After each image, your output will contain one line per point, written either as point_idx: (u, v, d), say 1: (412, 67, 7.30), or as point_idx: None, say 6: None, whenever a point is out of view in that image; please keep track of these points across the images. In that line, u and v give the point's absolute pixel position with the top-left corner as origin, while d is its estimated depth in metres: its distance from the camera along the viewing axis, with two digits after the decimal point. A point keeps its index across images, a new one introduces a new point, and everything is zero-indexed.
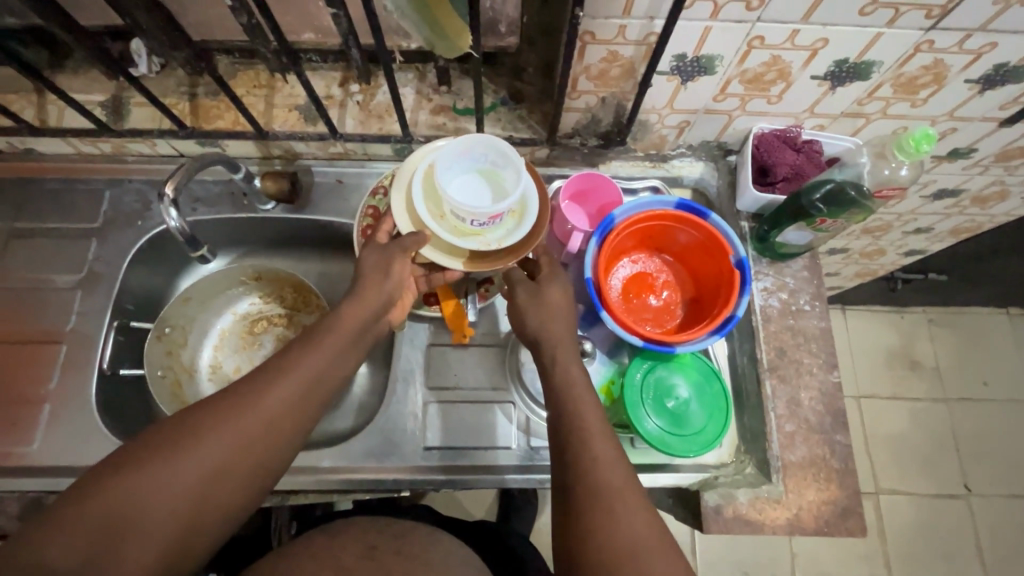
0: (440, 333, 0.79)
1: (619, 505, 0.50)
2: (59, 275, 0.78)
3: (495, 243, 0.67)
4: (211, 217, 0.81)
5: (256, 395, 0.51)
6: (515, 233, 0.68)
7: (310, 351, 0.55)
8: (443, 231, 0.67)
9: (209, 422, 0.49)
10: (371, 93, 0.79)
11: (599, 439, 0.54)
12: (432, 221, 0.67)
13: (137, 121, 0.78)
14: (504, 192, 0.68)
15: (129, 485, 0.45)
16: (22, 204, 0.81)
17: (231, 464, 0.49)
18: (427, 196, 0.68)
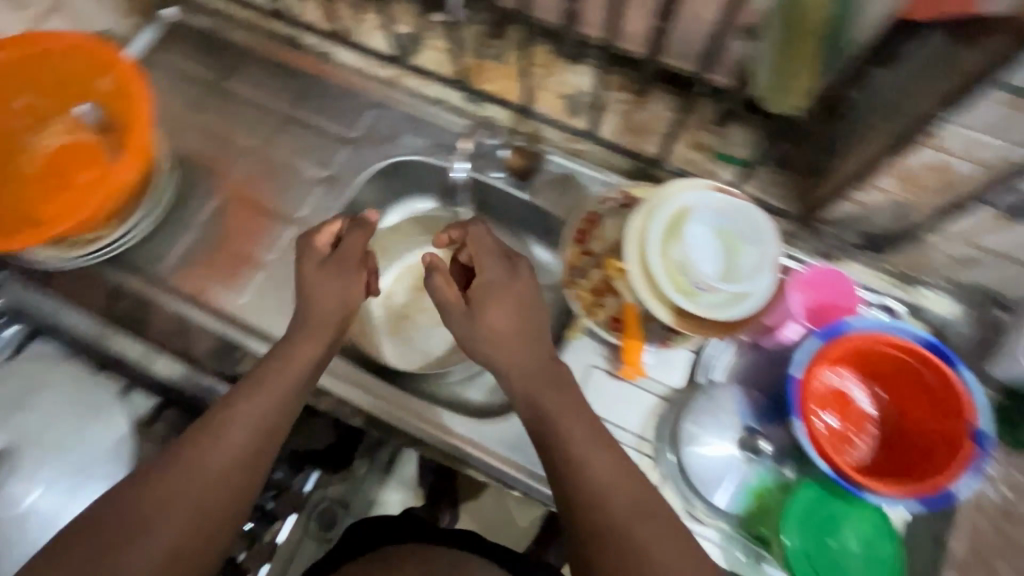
0: (608, 359, 0.75)
1: (636, 544, 0.54)
2: (309, 167, 0.87)
3: (702, 307, 0.64)
4: (448, 165, 0.86)
5: (198, 465, 0.56)
6: (725, 309, 0.64)
7: (246, 404, 0.59)
8: (660, 270, 0.64)
9: (161, 491, 0.54)
10: (638, 107, 0.78)
11: (622, 497, 0.57)
12: (655, 254, 0.64)
13: (425, 61, 0.85)
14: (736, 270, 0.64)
15: (100, 564, 0.50)
16: (303, 95, 0.91)
17: (189, 518, 0.54)
18: (664, 228, 0.65)
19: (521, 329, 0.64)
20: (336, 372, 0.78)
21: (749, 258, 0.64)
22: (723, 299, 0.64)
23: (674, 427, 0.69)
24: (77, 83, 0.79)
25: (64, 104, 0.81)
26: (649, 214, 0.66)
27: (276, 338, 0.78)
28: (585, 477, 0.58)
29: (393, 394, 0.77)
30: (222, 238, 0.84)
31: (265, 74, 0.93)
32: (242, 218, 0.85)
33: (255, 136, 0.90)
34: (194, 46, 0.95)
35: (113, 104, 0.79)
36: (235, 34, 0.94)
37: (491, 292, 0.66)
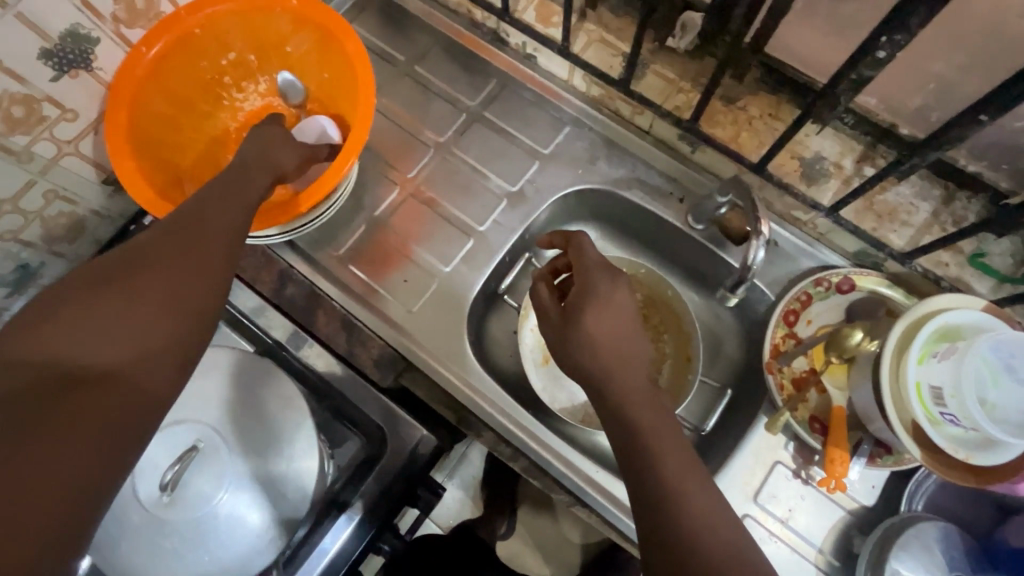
0: (797, 457, 0.69)
1: (713, 550, 0.43)
2: (494, 177, 0.82)
3: (944, 440, 0.57)
4: (641, 203, 0.80)
5: (174, 228, 0.52)
6: (970, 453, 0.56)
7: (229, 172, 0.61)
8: (906, 382, 0.58)
9: (181, 244, 0.51)
10: (884, 187, 0.69)
11: (702, 499, 0.46)
12: (905, 363, 0.58)
13: (645, 88, 0.76)
14: (1007, 417, 0.54)
15: (110, 296, 0.45)
16: (496, 98, 0.85)
17: (189, 277, 0.49)
18: (929, 342, 0.58)
19: (622, 344, 0.56)
20: (498, 408, 0.73)
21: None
22: (970, 441, 0.56)
23: (872, 558, 0.62)
24: (286, 45, 0.76)
25: (269, 64, 0.78)
26: (912, 323, 0.60)
27: (442, 358, 0.74)
28: (677, 513, 0.45)
29: (555, 442, 0.72)
30: (397, 238, 0.80)
31: (458, 66, 0.87)
32: (416, 219, 0.80)
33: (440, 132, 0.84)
34: (385, 22, 0.89)
35: (322, 72, 0.76)
36: (432, 17, 0.88)
37: (594, 291, 0.59)
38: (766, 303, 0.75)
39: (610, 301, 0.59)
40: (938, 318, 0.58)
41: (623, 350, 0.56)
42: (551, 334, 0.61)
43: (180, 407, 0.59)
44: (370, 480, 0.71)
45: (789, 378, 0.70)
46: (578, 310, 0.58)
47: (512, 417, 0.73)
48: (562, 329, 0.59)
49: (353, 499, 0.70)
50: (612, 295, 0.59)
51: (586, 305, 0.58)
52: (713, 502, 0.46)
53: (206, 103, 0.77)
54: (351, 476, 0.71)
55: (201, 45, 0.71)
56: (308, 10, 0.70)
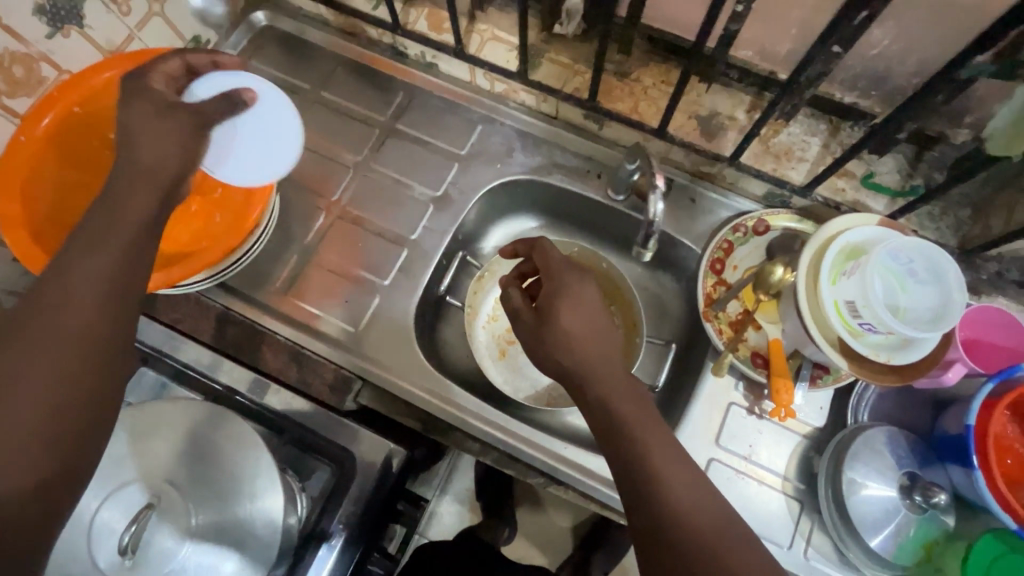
0: (747, 395, 0.72)
1: (684, 534, 0.47)
2: (417, 185, 0.83)
3: (866, 349, 0.60)
4: (563, 186, 0.82)
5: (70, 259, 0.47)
6: (895, 356, 0.60)
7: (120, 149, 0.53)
8: (826, 305, 0.61)
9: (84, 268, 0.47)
10: (776, 130, 0.74)
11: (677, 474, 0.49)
12: (823, 287, 0.62)
13: (544, 76, 0.79)
14: (909, 313, 0.60)
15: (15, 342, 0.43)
16: (407, 110, 0.87)
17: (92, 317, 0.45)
18: (836, 264, 0.62)
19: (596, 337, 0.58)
20: (461, 408, 0.74)
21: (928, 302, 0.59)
22: (892, 345, 0.60)
23: (829, 472, 0.66)
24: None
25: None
26: (819, 250, 0.64)
27: (399, 371, 0.74)
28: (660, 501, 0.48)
29: (521, 427, 0.73)
30: (331, 261, 0.80)
31: (363, 86, 0.88)
32: (349, 240, 0.80)
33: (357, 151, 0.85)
34: (283, 53, 0.90)
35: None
36: (331, 43, 0.89)
37: (563, 289, 0.61)
38: (695, 257, 0.79)
39: (580, 295, 0.61)
40: (837, 241, 0.63)
41: (593, 341, 0.58)
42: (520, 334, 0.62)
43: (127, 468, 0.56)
44: (346, 506, 0.70)
45: (725, 322, 0.73)
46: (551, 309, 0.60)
47: (474, 411, 0.74)
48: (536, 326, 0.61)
49: (329, 525, 0.68)
50: (578, 290, 0.61)
51: (559, 303, 0.60)
52: (668, 465, 0.50)
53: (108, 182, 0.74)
54: (324, 505, 0.70)
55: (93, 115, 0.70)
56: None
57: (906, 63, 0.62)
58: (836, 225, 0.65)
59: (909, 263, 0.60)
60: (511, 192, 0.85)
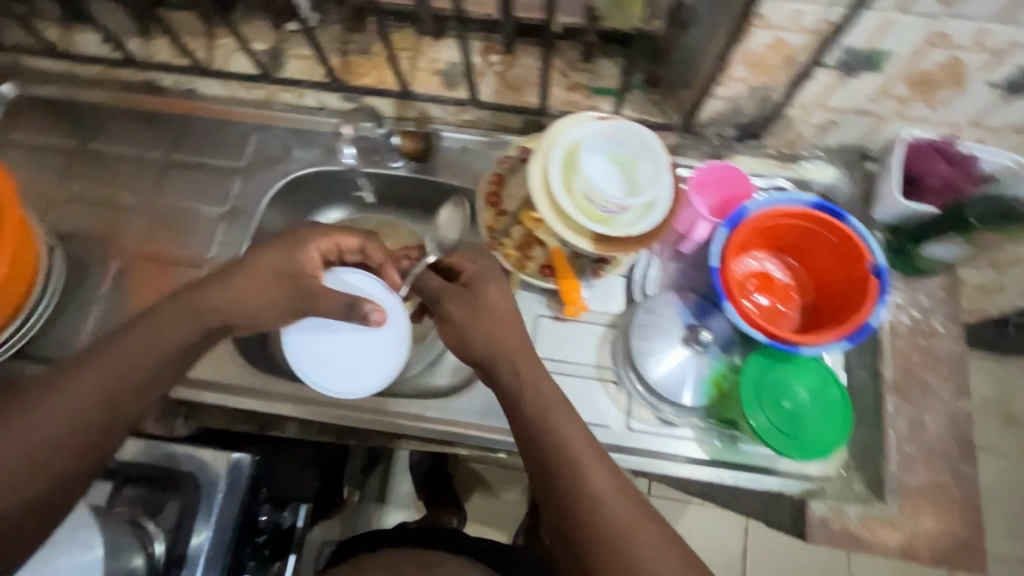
0: (550, 304, 0.79)
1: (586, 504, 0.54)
2: (204, 206, 0.84)
3: (617, 230, 0.68)
4: (345, 169, 0.86)
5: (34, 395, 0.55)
6: (639, 224, 0.68)
7: (222, 291, 0.60)
8: (571, 203, 0.67)
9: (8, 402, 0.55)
10: (511, 63, 0.80)
11: (614, 490, 0.55)
12: (564, 190, 0.67)
13: (292, 72, 0.83)
14: (636, 186, 0.69)
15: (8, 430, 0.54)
16: (181, 139, 0.88)
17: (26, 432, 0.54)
18: (565, 166, 0.68)
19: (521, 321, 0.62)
20: (283, 398, 0.75)
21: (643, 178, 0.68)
22: (633, 216, 0.68)
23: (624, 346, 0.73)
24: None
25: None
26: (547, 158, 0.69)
27: (222, 382, 0.76)
28: (572, 475, 0.55)
29: (354, 397, 0.76)
30: (135, 301, 0.80)
31: (133, 128, 0.89)
32: (150, 276, 0.81)
33: (140, 191, 0.86)
34: (42, 116, 0.89)
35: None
36: (89, 94, 0.89)
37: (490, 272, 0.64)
38: None
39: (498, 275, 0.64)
40: (559, 144, 0.68)
41: (501, 327, 0.61)
42: (508, 369, 0.60)
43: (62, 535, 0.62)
44: (200, 522, 0.70)
45: (512, 246, 0.78)
46: (466, 314, 0.62)
47: (306, 398, 0.75)
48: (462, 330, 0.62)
49: (184, 553, 0.69)
50: (494, 294, 0.62)
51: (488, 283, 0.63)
52: None
53: None
54: (175, 534, 0.70)
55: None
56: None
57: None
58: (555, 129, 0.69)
59: (620, 148, 0.70)
60: (300, 187, 0.87)
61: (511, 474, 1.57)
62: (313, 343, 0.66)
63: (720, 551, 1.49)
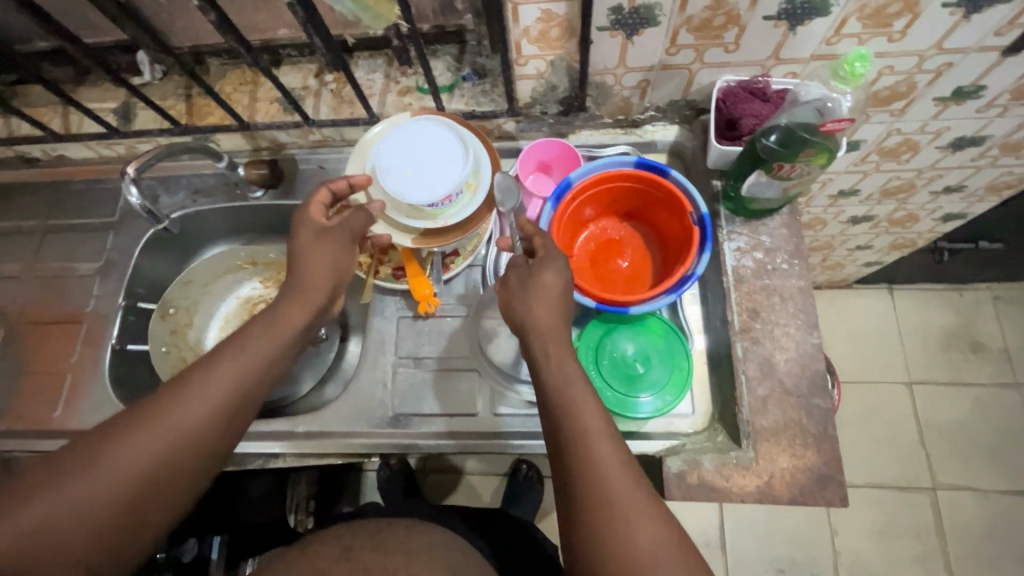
0: (409, 305, 0.80)
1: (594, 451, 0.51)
2: (81, 264, 0.87)
3: (444, 221, 0.69)
4: (210, 207, 0.89)
5: (170, 403, 0.53)
6: (471, 204, 0.69)
7: (234, 358, 0.56)
8: (397, 210, 0.68)
9: (144, 412, 0.53)
10: (343, 80, 0.83)
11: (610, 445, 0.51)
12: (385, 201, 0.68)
13: (142, 123, 0.86)
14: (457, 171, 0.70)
15: (126, 435, 0.51)
16: (57, 204, 0.92)
17: (161, 443, 0.52)
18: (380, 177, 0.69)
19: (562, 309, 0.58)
20: None
21: (442, 161, 0.66)
22: (465, 199, 0.69)
23: (473, 335, 0.77)
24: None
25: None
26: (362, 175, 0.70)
27: None
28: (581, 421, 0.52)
29: None
30: (22, 365, 0.83)
31: (15, 199, 0.93)
32: (34, 338, 0.84)
33: (21, 260, 0.89)
34: None
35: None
36: None
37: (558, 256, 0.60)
38: None
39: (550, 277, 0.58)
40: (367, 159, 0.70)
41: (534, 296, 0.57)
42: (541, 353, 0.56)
43: None
44: None
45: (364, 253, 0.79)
46: (520, 289, 0.59)
47: None
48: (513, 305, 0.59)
49: None
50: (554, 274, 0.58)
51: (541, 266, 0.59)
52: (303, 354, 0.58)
53: None
54: None
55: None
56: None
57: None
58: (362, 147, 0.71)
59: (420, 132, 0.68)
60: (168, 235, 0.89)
61: (479, 479, 1.57)
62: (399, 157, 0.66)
63: (695, 527, 1.45)
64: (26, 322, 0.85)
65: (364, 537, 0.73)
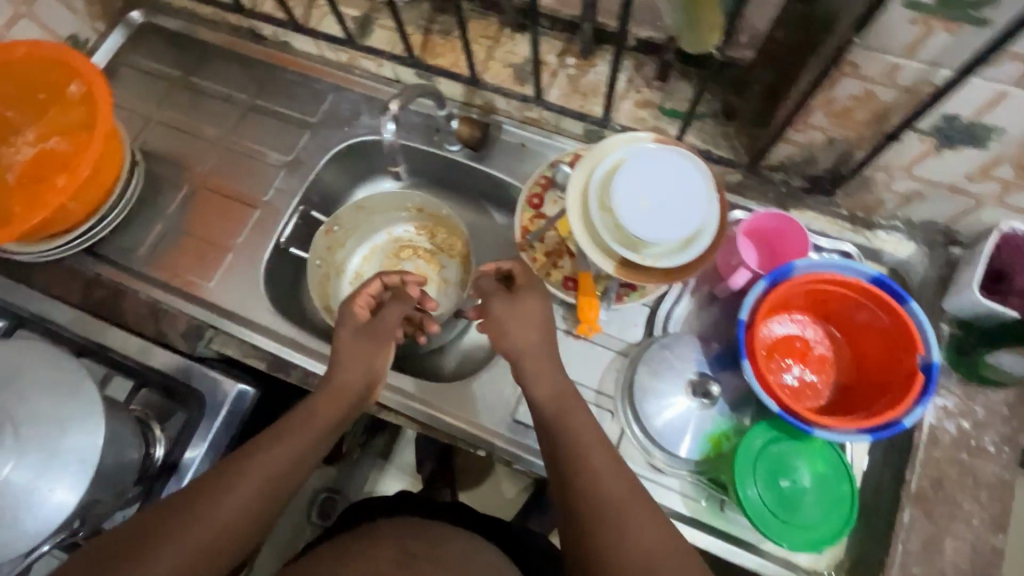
0: (564, 317, 0.76)
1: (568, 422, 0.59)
2: (272, 152, 0.89)
3: (649, 260, 0.62)
4: (404, 142, 0.87)
5: (250, 456, 0.57)
6: (676, 258, 0.62)
7: (269, 450, 0.58)
8: (603, 222, 0.63)
9: (218, 477, 0.55)
10: (585, 69, 0.79)
11: (617, 486, 0.54)
12: (597, 208, 0.64)
13: (376, 41, 0.86)
14: None
15: (207, 495, 0.54)
16: (266, 86, 0.94)
17: (247, 491, 0.55)
18: (605, 184, 0.64)
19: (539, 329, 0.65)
20: (300, 347, 0.79)
21: (677, 203, 0.61)
22: (675, 251, 0.62)
23: (618, 376, 0.73)
24: (56, 78, 0.82)
25: (36, 119, 0.85)
26: (589, 171, 0.66)
27: (248, 317, 0.81)
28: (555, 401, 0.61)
29: None
30: (192, 226, 0.86)
31: (231, 68, 0.96)
32: (210, 206, 0.87)
33: (220, 127, 0.92)
34: (159, 46, 0.99)
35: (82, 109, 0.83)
36: (200, 33, 0.97)
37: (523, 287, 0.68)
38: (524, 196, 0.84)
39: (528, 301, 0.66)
40: (600, 161, 0.66)
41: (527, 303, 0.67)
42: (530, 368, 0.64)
43: (69, 442, 0.62)
44: (191, 447, 0.74)
45: (542, 253, 0.77)
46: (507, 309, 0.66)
47: (310, 348, 0.80)
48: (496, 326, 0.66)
49: (179, 463, 0.74)
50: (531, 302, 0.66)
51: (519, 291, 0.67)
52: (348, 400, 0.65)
53: None
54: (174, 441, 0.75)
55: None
56: (56, 60, 0.80)
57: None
58: (602, 147, 0.67)
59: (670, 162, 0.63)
60: (358, 154, 0.91)
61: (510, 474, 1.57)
62: (636, 176, 0.62)
63: None
64: (207, 188, 0.88)
65: (425, 545, 0.67)
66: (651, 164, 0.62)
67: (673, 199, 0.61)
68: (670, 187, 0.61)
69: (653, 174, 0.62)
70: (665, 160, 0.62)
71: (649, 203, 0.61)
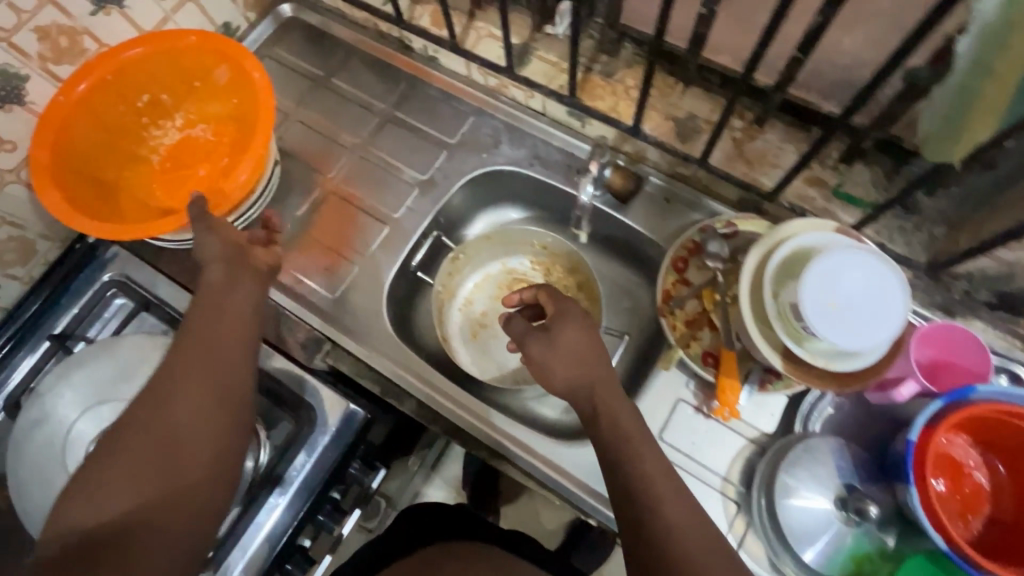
0: (697, 392, 0.72)
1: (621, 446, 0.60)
2: (407, 169, 0.88)
3: (812, 355, 0.60)
4: (543, 178, 0.86)
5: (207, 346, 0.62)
6: (838, 364, 0.59)
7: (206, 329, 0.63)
8: (771, 307, 0.61)
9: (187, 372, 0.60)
10: (752, 135, 0.74)
11: (677, 508, 0.55)
12: (769, 289, 0.61)
13: (532, 72, 0.83)
14: None
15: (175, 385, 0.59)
16: (407, 99, 0.93)
17: (206, 384, 0.59)
18: (786, 266, 0.61)
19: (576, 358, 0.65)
20: (417, 376, 0.77)
21: (864, 314, 0.56)
22: (838, 356, 0.59)
23: (749, 467, 0.69)
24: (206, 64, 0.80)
25: (184, 102, 0.85)
26: (770, 248, 0.63)
27: (366, 336, 0.79)
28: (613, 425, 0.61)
29: (474, 402, 0.77)
30: (320, 233, 0.86)
31: (372, 74, 0.95)
32: (339, 214, 0.87)
33: (357, 134, 0.91)
34: (303, 41, 0.98)
35: (231, 98, 0.83)
36: (347, 34, 0.96)
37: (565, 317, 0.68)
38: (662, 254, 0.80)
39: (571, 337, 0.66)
40: (789, 239, 0.62)
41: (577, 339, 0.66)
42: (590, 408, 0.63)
43: None
44: (302, 456, 0.75)
45: (682, 321, 0.73)
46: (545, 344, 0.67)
47: (427, 379, 0.78)
48: (538, 362, 0.66)
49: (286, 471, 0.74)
50: (571, 332, 0.67)
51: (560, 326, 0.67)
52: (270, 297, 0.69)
53: (128, 143, 0.83)
54: (283, 452, 0.75)
55: (137, 81, 0.79)
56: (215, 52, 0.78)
57: (893, 71, 0.60)
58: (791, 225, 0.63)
59: (869, 267, 0.57)
60: (491, 181, 0.89)
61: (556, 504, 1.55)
62: (828, 274, 0.57)
63: None
64: (339, 195, 0.88)
65: None
66: (848, 264, 0.57)
67: (860, 309, 0.56)
68: (860, 295, 0.56)
69: (845, 276, 0.57)
70: (864, 264, 0.57)
71: (832, 308, 0.56)
